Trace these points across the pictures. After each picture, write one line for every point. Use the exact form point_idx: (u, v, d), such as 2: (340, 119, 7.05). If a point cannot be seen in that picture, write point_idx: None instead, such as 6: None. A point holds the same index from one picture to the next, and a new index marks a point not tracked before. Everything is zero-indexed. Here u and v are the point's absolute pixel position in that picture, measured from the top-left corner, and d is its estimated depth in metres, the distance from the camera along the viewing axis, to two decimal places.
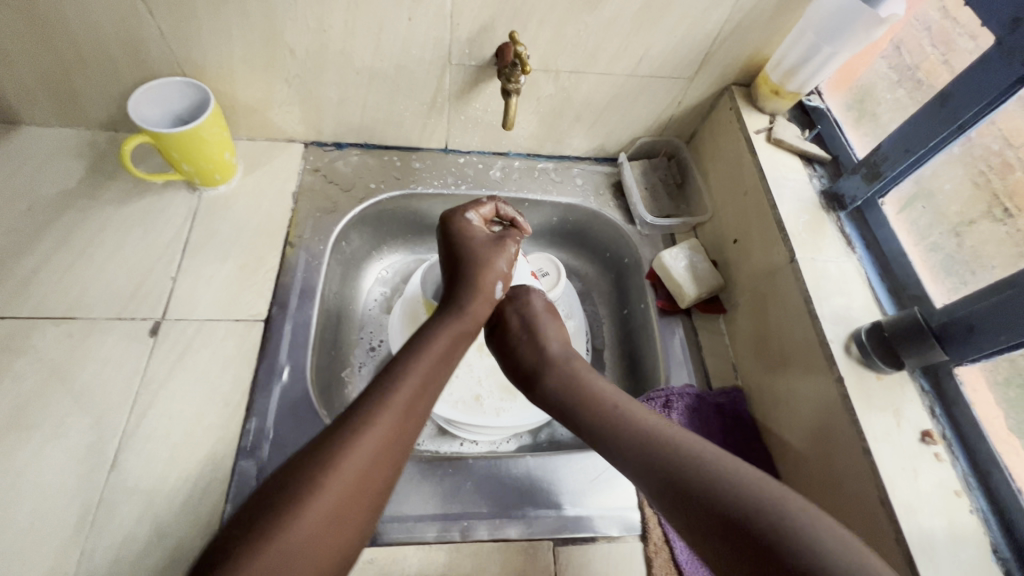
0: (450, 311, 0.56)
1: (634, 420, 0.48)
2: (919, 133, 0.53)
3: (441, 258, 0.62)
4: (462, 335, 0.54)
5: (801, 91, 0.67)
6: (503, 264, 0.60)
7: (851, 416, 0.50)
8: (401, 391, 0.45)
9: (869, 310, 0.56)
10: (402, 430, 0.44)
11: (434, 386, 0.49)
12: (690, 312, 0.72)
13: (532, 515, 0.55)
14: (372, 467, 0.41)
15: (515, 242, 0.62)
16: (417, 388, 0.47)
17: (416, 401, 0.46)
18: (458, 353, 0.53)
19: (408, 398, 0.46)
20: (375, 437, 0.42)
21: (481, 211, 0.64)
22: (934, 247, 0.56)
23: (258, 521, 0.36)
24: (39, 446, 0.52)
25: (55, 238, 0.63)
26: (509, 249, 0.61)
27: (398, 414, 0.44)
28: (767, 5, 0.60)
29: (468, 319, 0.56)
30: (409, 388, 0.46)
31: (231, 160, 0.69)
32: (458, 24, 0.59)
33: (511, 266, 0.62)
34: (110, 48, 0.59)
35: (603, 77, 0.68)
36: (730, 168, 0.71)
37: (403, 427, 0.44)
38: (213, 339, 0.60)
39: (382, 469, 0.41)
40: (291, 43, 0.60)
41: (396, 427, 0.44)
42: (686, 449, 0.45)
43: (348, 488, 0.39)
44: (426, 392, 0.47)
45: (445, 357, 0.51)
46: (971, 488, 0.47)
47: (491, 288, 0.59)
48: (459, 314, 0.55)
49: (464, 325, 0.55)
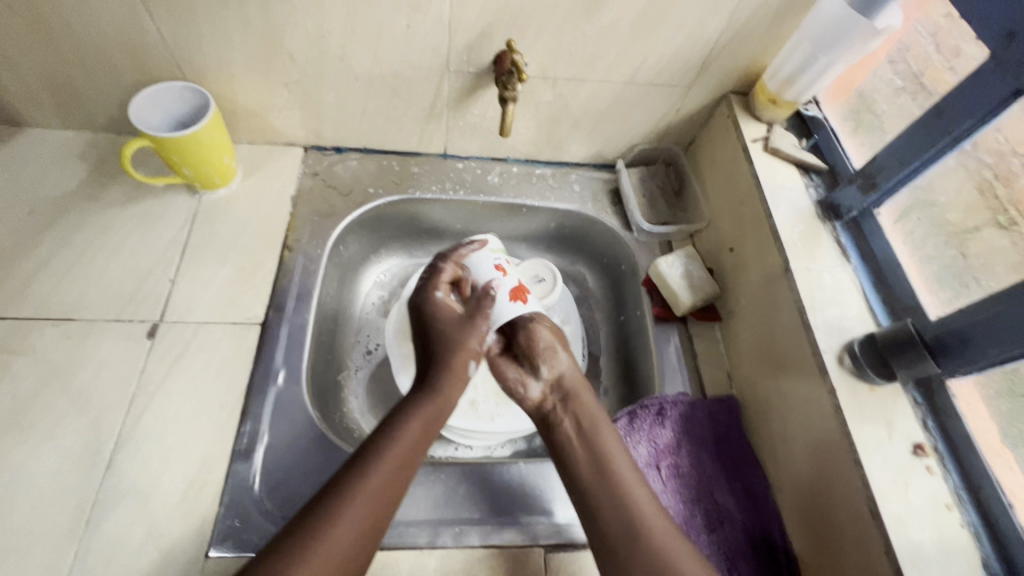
0: (423, 394, 0.54)
1: (620, 478, 0.51)
2: (915, 145, 0.54)
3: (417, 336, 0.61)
4: (443, 409, 0.54)
5: (798, 100, 0.67)
6: (474, 341, 0.57)
7: (843, 427, 0.50)
8: (364, 488, 0.45)
9: (863, 320, 0.56)
10: (363, 531, 0.44)
11: (423, 447, 0.51)
12: (686, 319, 0.72)
13: (524, 521, 0.56)
14: (358, 539, 0.43)
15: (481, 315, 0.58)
16: (383, 483, 0.46)
17: (381, 497, 0.45)
18: (431, 438, 0.52)
19: (400, 463, 0.48)
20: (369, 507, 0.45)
21: (444, 280, 0.62)
22: (929, 259, 0.56)
23: None
24: (36, 446, 0.53)
25: (56, 239, 0.64)
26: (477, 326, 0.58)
27: (393, 480, 0.47)
28: (765, 14, 0.60)
29: (444, 401, 0.54)
30: (399, 454, 0.48)
31: (230, 164, 0.69)
32: (456, 31, 0.60)
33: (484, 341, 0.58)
34: (112, 52, 0.60)
35: (601, 84, 0.68)
36: (728, 176, 0.71)
37: (392, 493, 0.46)
38: (210, 342, 0.61)
39: (361, 543, 0.43)
40: (291, 49, 0.61)
41: (389, 493, 0.46)
42: (654, 520, 0.49)
43: (335, 559, 0.41)
44: (394, 484, 0.47)
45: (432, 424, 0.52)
46: (963, 501, 0.47)
47: (464, 369, 0.57)
48: (432, 396, 0.54)
49: (444, 397, 0.54)
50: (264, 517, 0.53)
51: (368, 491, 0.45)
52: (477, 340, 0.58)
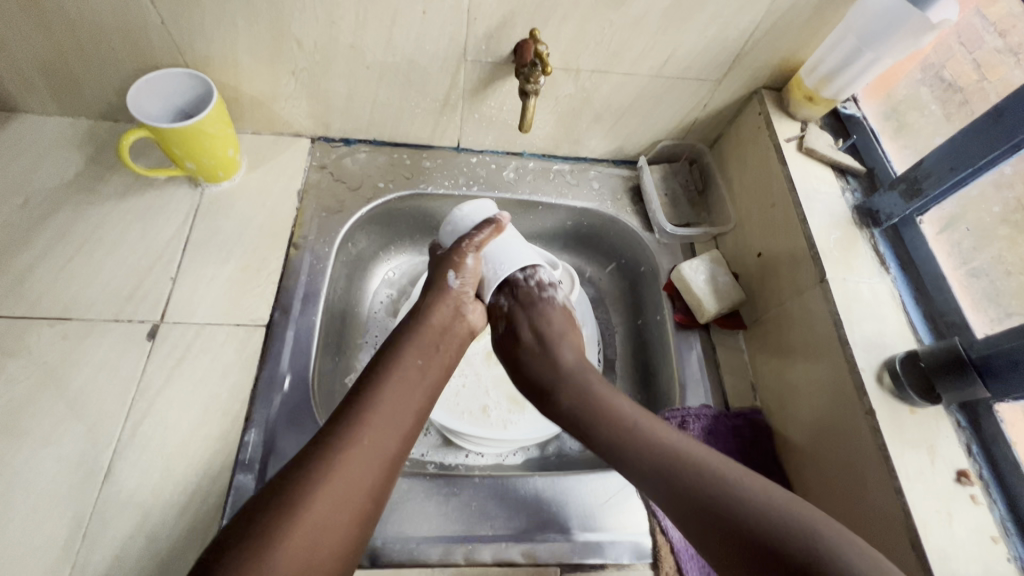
0: (414, 328, 0.55)
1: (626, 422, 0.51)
2: (967, 151, 0.50)
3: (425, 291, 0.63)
4: (433, 337, 0.55)
5: (837, 98, 0.63)
6: (461, 257, 0.59)
7: (882, 451, 0.47)
8: (378, 405, 0.48)
9: (903, 336, 0.53)
10: (382, 442, 0.46)
11: (426, 383, 0.52)
12: (708, 327, 0.69)
13: (540, 539, 0.53)
14: (379, 456, 0.46)
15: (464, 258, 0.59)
16: (393, 401, 0.49)
17: (394, 412, 0.48)
18: (434, 363, 0.54)
19: (400, 397, 0.49)
20: (371, 438, 0.46)
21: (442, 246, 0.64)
22: (977, 272, 0.53)
23: (253, 533, 0.39)
24: (31, 452, 0.51)
25: (52, 233, 0.61)
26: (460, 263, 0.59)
27: (390, 413, 0.48)
28: (806, 5, 0.56)
29: (432, 324, 0.56)
30: (396, 392, 0.49)
31: (235, 156, 0.66)
32: (475, 19, 0.56)
33: (468, 282, 0.59)
34: (108, 36, 0.56)
35: (626, 77, 0.64)
36: (757, 176, 0.67)
37: (395, 425, 0.48)
38: (213, 344, 0.58)
39: (386, 456, 0.46)
40: (299, 35, 0.57)
41: (393, 425, 0.48)
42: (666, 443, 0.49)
43: (364, 467, 0.44)
44: (406, 401, 0.50)
45: (427, 354, 0.54)
46: (1009, 533, 0.45)
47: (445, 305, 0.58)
48: (420, 321, 0.56)
49: (436, 323, 0.56)
50: None
51: (369, 424, 0.46)
52: (466, 260, 0.59)
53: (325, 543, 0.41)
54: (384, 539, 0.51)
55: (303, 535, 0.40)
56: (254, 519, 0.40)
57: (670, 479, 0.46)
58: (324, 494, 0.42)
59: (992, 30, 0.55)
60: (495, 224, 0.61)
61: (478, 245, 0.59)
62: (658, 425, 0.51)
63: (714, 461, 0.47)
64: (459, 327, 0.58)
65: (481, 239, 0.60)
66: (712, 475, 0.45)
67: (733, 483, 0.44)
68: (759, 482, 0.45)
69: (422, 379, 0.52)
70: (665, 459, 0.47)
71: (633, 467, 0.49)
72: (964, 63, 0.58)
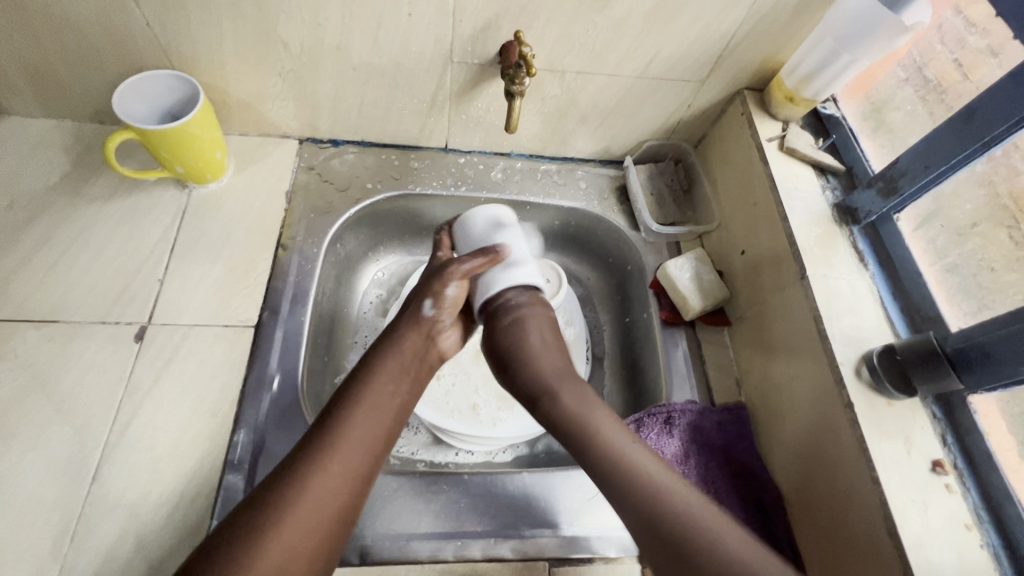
0: (389, 343, 0.55)
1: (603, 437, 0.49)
2: (940, 150, 0.52)
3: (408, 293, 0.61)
4: (409, 359, 0.54)
5: (817, 99, 0.64)
6: (442, 286, 0.55)
7: (860, 442, 0.48)
8: (351, 421, 0.48)
9: (880, 330, 0.55)
10: (354, 460, 0.46)
11: (395, 405, 0.51)
12: (693, 324, 0.70)
13: (528, 535, 0.54)
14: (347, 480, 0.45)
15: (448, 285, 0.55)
16: (366, 415, 0.49)
17: (368, 427, 0.48)
18: (409, 383, 0.53)
19: (368, 422, 0.49)
20: (336, 466, 0.45)
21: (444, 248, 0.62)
22: (951, 268, 0.55)
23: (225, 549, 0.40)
24: (19, 455, 0.51)
25: (38, 235, 0.61)
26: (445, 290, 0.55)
27: (356, 440, 0.47)
28: (785, 7, 0.58)
29: (406, 348, 0.55)
30: (365, 416, 0.49)
31: (222, 159, 0.66)
32: (461, 21, 0.57)
33: (448, 310, 0.56)
34: (93, 39, 0.56)
35: (611, 78, 0.65)
36: (740, 175, 0.69)
37: (361, 449, 0.47)
38: (201, 346, 0.58)
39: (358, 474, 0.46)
40: (285, 36, 0.57)
41: (361, 448, 0.47)
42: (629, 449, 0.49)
43: (336, 487, 0.45)
44: (380, 415, 0.50)
45: (400, 379, 0.53)
46: (982, 520, 0.46)
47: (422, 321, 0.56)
48: (394, 342, 0.55)
49: (408, 350, 0.55)
50: None
51: (331, 454, 0.45)
52: (448, 289, 0.55)
53: (287, 574, 0.41)
54: (372, 538, 0.52)
55: (275, 552, 0.41)
56: (222, 544, 0.41)
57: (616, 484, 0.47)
58: (286, 523, 0.42)
59: (971, 30, 0.55)
60: (490, 253, 0.55)
61: (466, 273, 0.55)
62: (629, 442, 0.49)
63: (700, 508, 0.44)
64: (431, 353, 0.57)
65: (472, 270, 0.55)
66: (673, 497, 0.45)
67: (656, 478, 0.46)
68: (724, 522, 0.43)
69: (390, 403, 0.51)
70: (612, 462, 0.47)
71: (592, 473, 0.48)
72: (946, 62, 0.59)
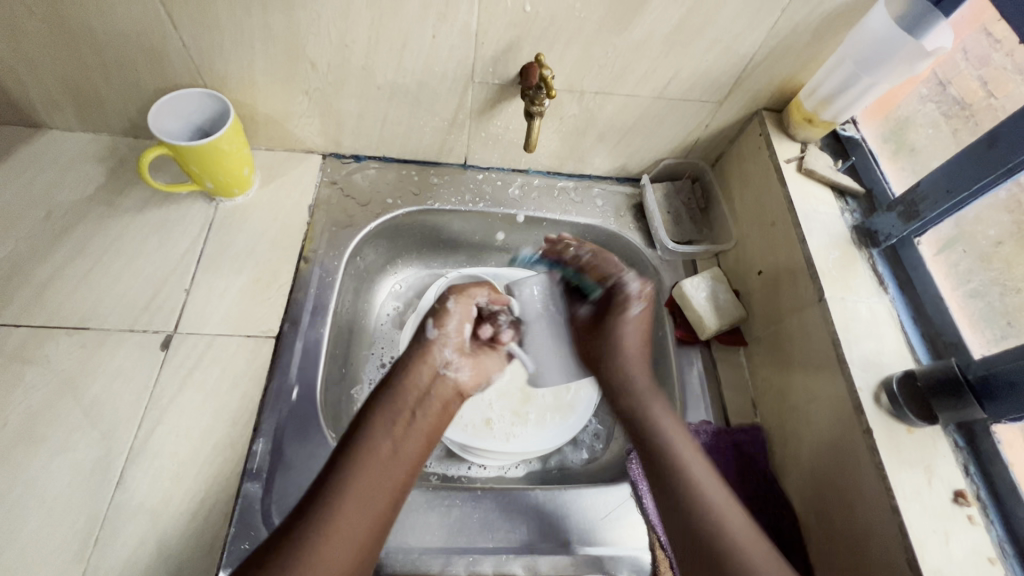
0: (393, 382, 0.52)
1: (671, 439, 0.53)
2: (964, 174, 0.51)
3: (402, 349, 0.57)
4: (411, 400, 0.52)
5: (837, 120, 0.64)
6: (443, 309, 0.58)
7: (879, 470, 0.47)
8: (360, 468, 0.47)
9: (900, 355, 0.54)
10: (365, 507, 0.45)
11: (400, 459, 0.49)
12: (709, 343, 0.69)
13: (540, 552, 0.54)
14: (358, 529, 0.44)
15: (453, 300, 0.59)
16: (376, 465, 0.47)
17: (378, 478, 0.47)
18: (411, 436, 0.51)
19: (373, 481, 0.47)
20: (348, 513, 0.44)
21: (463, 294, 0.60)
22: (974, 294, 0.54)
23: None
24: (48, 457, 0.52)
25: (74, 244, 0.64)
26: (449, 311, 0.58)
27: (368, 487, 0.46)
28: (804, 31, 0.58)
29: (408, 387, 0.52)
30: (373, 462, 0.47)
31: (249, 174, 0.69)
32: (483, 42, 0.58)
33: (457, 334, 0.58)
34: (132, 58, 0.58)
35: (629, 98, 0.66)
36: (758, 195, 0.69)
37: (370, 499, 0.46)
38: (224, 355, 0.60)
39: (363, 525, 0.45)
40: (313, 57, 0.59)
41: (367, 501, 0.46)
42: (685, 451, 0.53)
43: (344, 536, 0.44)
44: (390, 465, 0.48)
45: (400, 425, 0.50)
46: (1007, 554, 0.45)
47: (431, 356, 0.55)
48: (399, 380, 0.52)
49: (411, 393, 0.52)
50: (269, 527, 0.52)
51: (345, 500, 0.45)
52: (449, 307, 0.59)
53: None
54: (385, 551, 0.52)
55: None
56: None
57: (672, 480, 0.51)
58: None
59: (998, 47, 0.56)
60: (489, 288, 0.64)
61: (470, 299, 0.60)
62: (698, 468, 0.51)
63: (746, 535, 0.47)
64: (441, 388, 0.54)
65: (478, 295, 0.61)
66: (710, 509, 0.49)
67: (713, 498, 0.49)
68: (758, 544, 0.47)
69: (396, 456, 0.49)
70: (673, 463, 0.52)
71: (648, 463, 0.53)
72: (971, 80, 0.59)
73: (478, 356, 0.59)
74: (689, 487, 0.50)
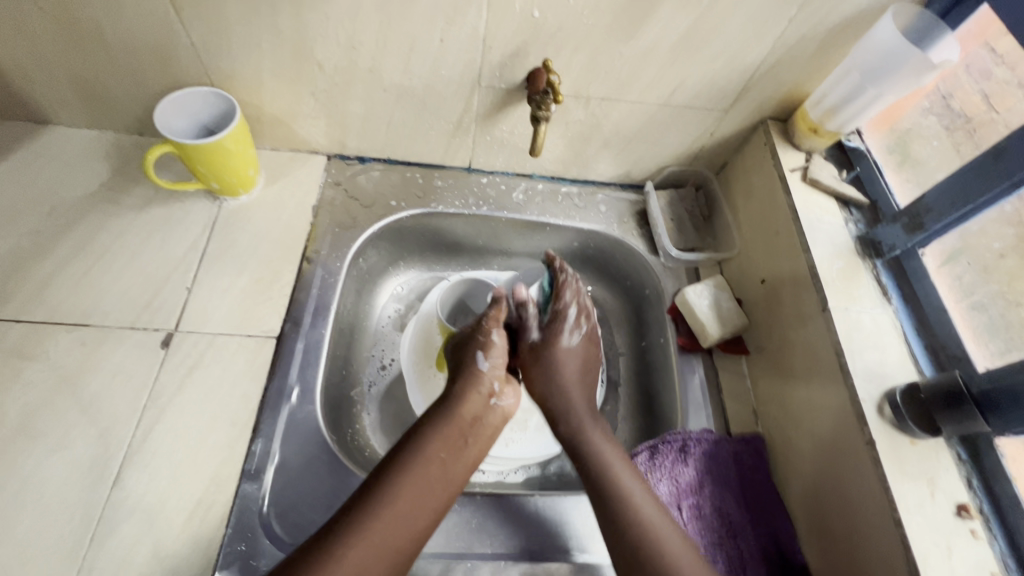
0: (446, 407, 0.55)
1: (612, 476, 0.54)
2: (968, 188, 0.52)
3: (455, 369, 0.59)
4: (464, 424, 0.54)
5: (842, 131, 0.64)
6: (486, 336, 0.60)
7: (882, 482, 0.47)
8: (401, 486, 0.48)
9: (903, 367, 0.54)
10: (402, 525, 0.46)
11: (449, 479, 0.51)
12: (711, 350, 0.69)
13: (539, 558, 0.54)
14: (395, 546, 0.46)
15: (495, 329, 0.60)
16: (420, 485, 0.49)
17: (423, 497, 0.48)
18: (461, 456, 0.53)
19: (418, 497, 0.48)
20: (383, 531, 0.45)
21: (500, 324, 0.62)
22: (977, 306, 0.54)
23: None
24: (44, 454, 0.52)
25: (75, 241, 0.63)
26: (492, 339, 0.60)
27: (408, 507, 0.47)
28: (810, 41, 0.58)
29: (462, 413, 0.55)
30: (419, 478, 0.49)
31: (254, 174, 0.69)
32: (491, 46, 0.58)
33: (501, 361, 0.60)
34: (139, 56, 0.58)
35: (635, 105, 0.66)
36: (762, 204, 0.69)
37: (407, 520, 0.47)
38: (224, 355, 0.59)
39: (400, 543, 0.46)
40: (320, 58, 0.59)
41: (405, 521, 0.47)
42: (646, 509, 0.52)
43: (378, 550, 0.45)
44: (434, 487, 0.49)
45: (451, 447, 0.52)
46: (1009, 569, 0.45)
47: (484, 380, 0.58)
48: (452, 406, 0.55)
49: (464, 417, 0.55)
50: (271, 537, 0.52)
51: (378, 517, 0.46)
52: (491, 337, 0.60)
53: None
54: None
55: None
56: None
57: (627, 534, 0.50)
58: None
59: (1000, 62, 0.56)
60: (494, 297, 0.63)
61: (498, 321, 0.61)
62: (629, 478, 0.54)
63: (671, 541, 0.50)
64: (491, 416, 0.57)
65: (497, 316, 0.62)
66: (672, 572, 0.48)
67: (678, 556, 0.49)
68: None
69: (445, 476, 0.51)
70: (624, 510, 0.51)
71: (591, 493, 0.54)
72: (972, 93, 0.59)
73: (515, 381, 0.62)
74: (632, 525, 0.50)
